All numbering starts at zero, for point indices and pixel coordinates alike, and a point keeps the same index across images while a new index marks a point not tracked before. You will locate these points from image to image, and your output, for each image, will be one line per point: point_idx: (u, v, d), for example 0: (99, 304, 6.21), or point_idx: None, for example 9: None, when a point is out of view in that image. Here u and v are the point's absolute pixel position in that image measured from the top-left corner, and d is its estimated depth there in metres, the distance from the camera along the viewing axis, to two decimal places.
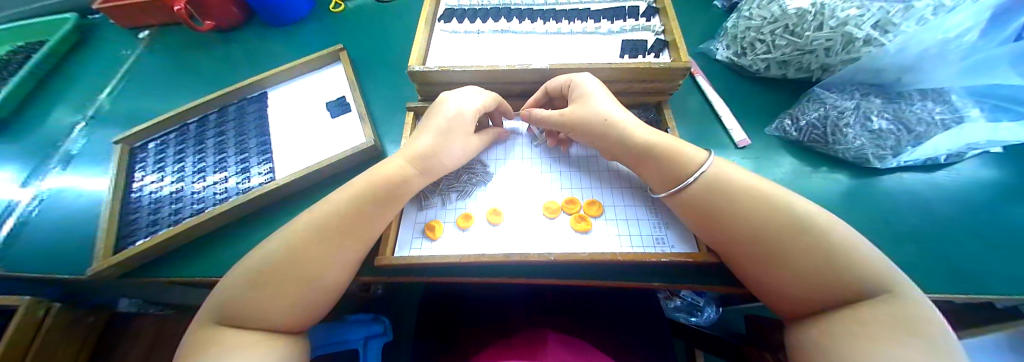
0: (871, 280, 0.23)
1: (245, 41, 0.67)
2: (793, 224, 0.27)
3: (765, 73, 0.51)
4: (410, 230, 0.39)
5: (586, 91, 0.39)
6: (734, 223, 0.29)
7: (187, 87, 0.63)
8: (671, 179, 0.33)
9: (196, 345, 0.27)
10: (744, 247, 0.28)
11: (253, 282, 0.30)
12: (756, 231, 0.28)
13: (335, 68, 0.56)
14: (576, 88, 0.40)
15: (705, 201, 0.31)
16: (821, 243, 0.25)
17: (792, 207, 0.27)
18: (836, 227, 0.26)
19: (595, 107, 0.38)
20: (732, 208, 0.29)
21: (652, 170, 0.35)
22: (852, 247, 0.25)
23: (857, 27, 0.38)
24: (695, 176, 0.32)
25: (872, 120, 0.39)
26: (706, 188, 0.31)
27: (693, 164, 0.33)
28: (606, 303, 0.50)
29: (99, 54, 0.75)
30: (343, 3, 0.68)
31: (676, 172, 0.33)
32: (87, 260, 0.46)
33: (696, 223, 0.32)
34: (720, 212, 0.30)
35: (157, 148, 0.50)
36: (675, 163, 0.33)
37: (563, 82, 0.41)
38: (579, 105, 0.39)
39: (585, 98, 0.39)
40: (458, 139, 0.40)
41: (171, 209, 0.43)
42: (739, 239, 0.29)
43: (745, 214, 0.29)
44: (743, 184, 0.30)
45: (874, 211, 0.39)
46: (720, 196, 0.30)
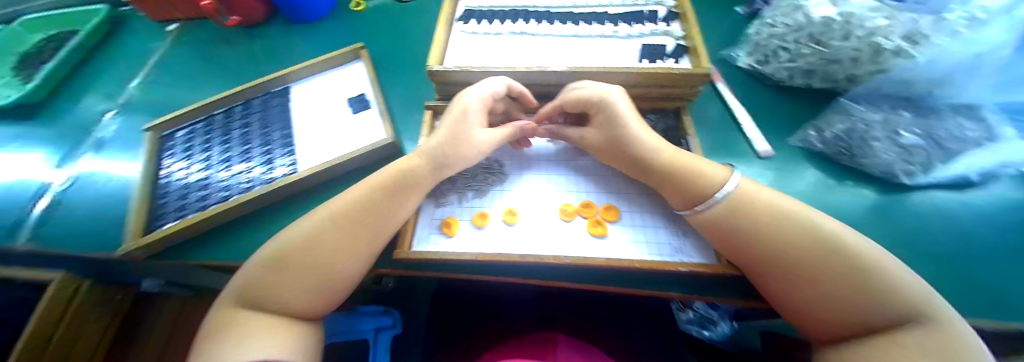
0: (908, 302, 0.23)
1: (269, 36, 0.69)
2: (822, 248, 0.26)
3: (788, 82, 0.50)
4: (427, 227, 0.40)
5: (613, 108, 0.38)
6: (758, 244, 0.29)
7: (212, 79, 0.65)
8: (693, 199, 0.33)
9: (220, 326, 0.28)
10: (767, 267, 0.28)
11: (276, 271, 0.31)
12: (782, 253, 0.27)
13: (357, 65, 0.57)
14: (601, 103, 0.39)
15: (729, 221, 0.31)
16: (852, 265, 0.25)
17: (818, 230, 0.27)
18: (865, 248, 0.26)
19: (621, 125, 0.37)
20: (755, 229, 0.29)
21: (673, 191, 0.34)
22: (884, 269, 0.24)
23: (886, 38, 0.37)
24: (716, 197, 0.32)
25: (900, 134, 0.38)
26: (727, 210, 0.31)
27: (715, 183, 0.32)
28: (618, 310, 0.50)
29: (129, 45, 0.78)
30: (365, 2, 0.69)
31: (698, 192, 0.33)
32: (115, 242, 0.48)
33: (719, 245, 0.31)
34: (745, 233, 0.29)
35: (186, 137, 0.52)
36: (696, 181, 0.33)
37: (579, 92, 0.40)
38: (604, 123, 0.39)
39: (610, 116, 0.38)
40: (473, 132, 0.39)
41: (198, 196, 0.44)
42: (763, 259, 0.28)
43: (769, 235, 0.28)
44: (765, 204, 0.30)
45: (902, 227, 0.38)
46: (741, 216, 0.30)
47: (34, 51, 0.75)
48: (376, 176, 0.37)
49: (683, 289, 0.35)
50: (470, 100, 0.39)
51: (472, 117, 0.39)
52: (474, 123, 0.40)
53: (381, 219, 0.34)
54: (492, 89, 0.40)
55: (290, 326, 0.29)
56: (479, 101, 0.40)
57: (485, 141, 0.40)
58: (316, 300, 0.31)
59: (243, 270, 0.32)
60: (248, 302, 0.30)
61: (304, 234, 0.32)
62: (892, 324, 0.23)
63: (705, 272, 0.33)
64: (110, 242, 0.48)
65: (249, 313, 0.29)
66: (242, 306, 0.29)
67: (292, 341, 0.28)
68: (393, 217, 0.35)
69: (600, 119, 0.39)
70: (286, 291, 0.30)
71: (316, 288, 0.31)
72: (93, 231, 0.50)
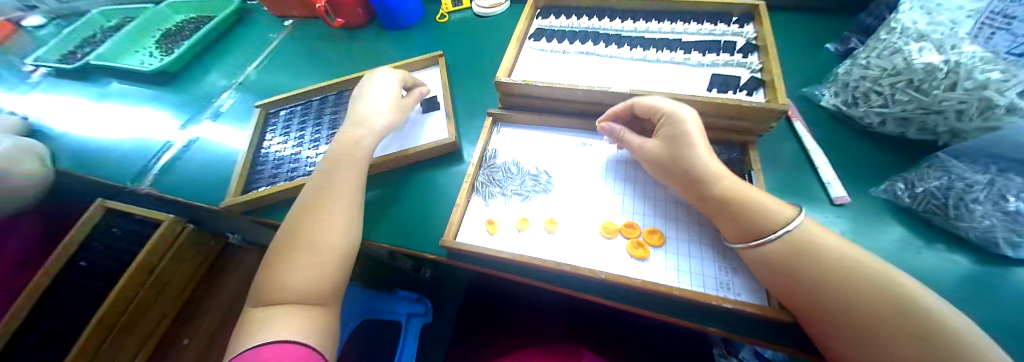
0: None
1: (361, 37, 0.78)
2: (897, 301, 0.25)
3: (878, 128, 0.47)
4: (477, 225, 0.43)
5: (683, 125, 0.37)
6: (818, 290, 0.28)
7: (312, 71, 0.75)
8: (757, 232, 0.32)
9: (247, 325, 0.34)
10: (827, 316, 0.27)
11: (279, 270, 0.36)
12: (845, 303, 0.26)
13: (433, 70, 0.63)
14: (671, 118, 0.38)
15: (788, 258, 0.30)
16: (928, 329, 0.23)
17: (892, 281, 0.26)
18: (948, 316, 0.24)
19: (687, 143, 0.37)
20: (817, 273, 0.28)
21: (731, 219, 0.33)
22: (968, 334, 0.23)
23: (999, 93, 0.34)
24: (778, 234, 0.31)
25: (1008, 200, 0.33)
26: (789, 250, 0.30)
27: (779, 222, 0.31)
28: (650, 339, 0.48)
29: (250, 34, 0.93)
30: (448, 14, 0.76)
31: (762, 228, 0.32)
32: (219, 196, 0.57)
33: (774, 281, 0.30)
34: (807, 272, 0.28)
35: (285, 116, 0.60)
36: (758, 216, 0.32)
37: (653, 105, 0.40)
38: (668, 138, 0.38)
39: (677, 133, 0.38)
40: (376, 90, 0.50)
41: (289, 167, 0.52)
42: (823, 306, 0.27)
43: (834, 282, 0.27)
44: (832, 252, 0.29)
45: (1007, 308, 0.32)
46: (804, 259, 0.29)
47: (173, 30, 0.93)
48: None
49: (722, 325, 0.35)
50: (387, 76, 0.52)
51: (387, 90, 0.50)
52: (378, 84, 0.51)
53: None
54: (405, 75, 0.54)
55: (300, 314, 0.33)
56: (394, 80, 0.52)
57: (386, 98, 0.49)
58: (318, 289, 0.35)
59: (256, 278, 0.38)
60: (261, 300, 0.35)
61: (299, 229, 0.38)
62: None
63: (752, 312, 0.32)
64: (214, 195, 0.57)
65: (263, 309, 0.34)
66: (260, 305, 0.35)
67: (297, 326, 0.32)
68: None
69: (666, 133, 0.39)
70: (287, 287, 0.34)
71: (316, 275, 0.35)
72: (202, 184, 0.60)
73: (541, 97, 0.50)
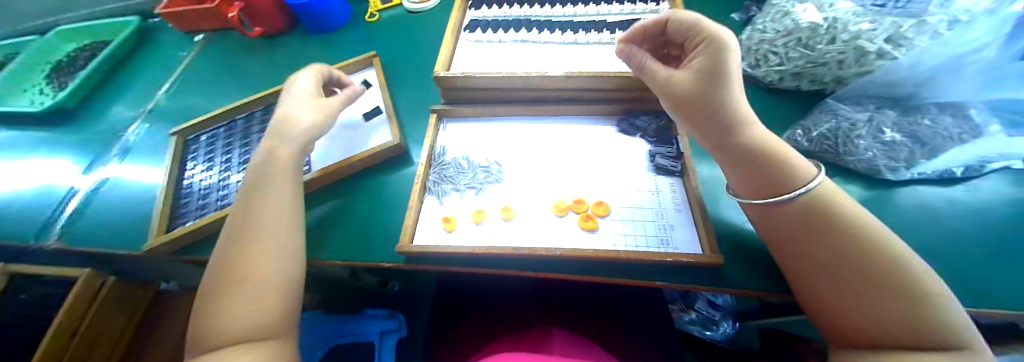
0: (947, 332, 0.22)
1: (287, 45, 0.73)
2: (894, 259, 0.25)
3: (778, 84, 0.52)
4: (431, 224, 0.42)
5: (729, 54, 0.31)
6: (814, 246, 0.28)
7: (234, 87, 0.69)
8: (778, 177, 0.31)
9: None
10: (818, 270, 0.27)
11: (217, 307, 0.32)
12: (838, 260, 0.26)
13: (368, 73, 0.60)
14: (717, 42, 0.32)
15: (804, 207, 0.29)
16: (909, 288, 0.23)
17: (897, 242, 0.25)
18: (930, 277, 0.24)
19: (729, 77, 0.31)
20: (821, 232, 0.28)
21: (750, 169, 0.32)
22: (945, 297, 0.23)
23: (869, 41, 0.39)
24: (806, 187, 0.29)
25: (884, 131, 0.39)
26: (798, 211, 0.29)
27: (802, 180, 0.30)
28: (614, 305, 0.51)
29: (157, 55, 0.83)
30: (377, 13, 0.73)
31: (783, 176, 0.30)
32: (141, 239, 0.51)
33: (785, 227, 0.30)
34: (818, 221, 0.28)
35: (207, 141, 0.55)
36: (781, 172, 0.31)
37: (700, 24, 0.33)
38: (704, 67, 0.32)
39: (721, 62, 0.31)
40: (303, 97, 0.44)
41: (218, 195, 0.48)
42: (815, 262, 0.28)
43: (834, 240, 0.27)
44: (847, 212, 0.27)
45: (888, 225, 0.39)
46: (813, 219, 0.28)
47: (65, 61, 0.80)
48: None
49: (671, 280, 0.37)
50: (302, 82, 0.46)
51: (307, 91, 0.45)
52: (300, 87, 0.45)
53: None
54: (314, 68, 0.48)
55: (249, 349, 0.30)
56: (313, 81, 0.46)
57: (327, 103, 0.46)
58: (271, 318, 0.32)
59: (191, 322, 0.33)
60: (204, 346, 0.30)
61: (231, 260, 0.34)
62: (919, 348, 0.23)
63: (691, 262, 0.35)
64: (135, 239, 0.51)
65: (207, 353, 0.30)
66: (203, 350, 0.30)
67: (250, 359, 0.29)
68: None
69: (705, 61, 0.32)
70: (231, 323, 0.31)
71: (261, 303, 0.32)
72: (118, 230, 0.53)
73: (481, 89, 0.50)
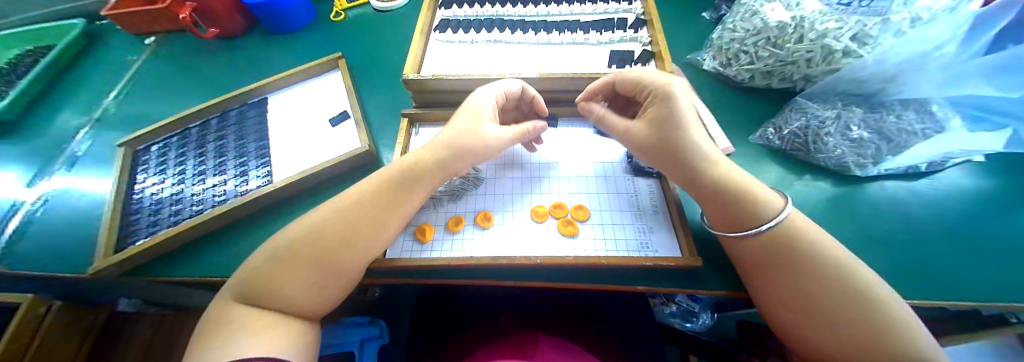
0: (916, 354, 0.23)
1: (249, 47, 0.69)
2: (855, 291, 0.26)
3: (749, 82, 0.52)
4: (401, 234, 0.40)
5: (676, 102, 0.35)
6: (781, 275, 0.29)
7: (190, 92, 0.65)
8: (745, 214, 0.31)
9: (220, 321, 0.28)
10: (786, 300, 0.28)
11: (274, 267, 0.30)
12: (806, 288, 0.27)
13: (335, 75, 0.58)
14: (663, 94, 0.36)
15: (771, 243, 0.30)
16: (874, 313, 0.24)
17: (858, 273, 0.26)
18: (893, 307, 0.25)
19: (682, 122, 0.35)
20: (788, 262, 0.28)
21: (715, 203, 0.33)
22: (908, 325, 0.24)
23: (836, 40, 0.39)
24: (771, 223, 0.30)
25: (852, 129, 0.40)
26: (767, 241, 0.30)
27: (766, 213, 0.31)
28: (596, 307, 0.51)
29: (106, 60, 0.77)
30: (343, 12, 0.71)
31: (750, 211, 0.31)
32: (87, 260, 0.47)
33: (753, 260, 0.31)
34: (783, 256, 0.29)
35: (160, 151, 0.51)
36: (744, 203, 0.32)
37: (647, 82, 0.38)
38: (657, 117, 0.36)
39: (670, 111, 0.35)
40: (483, 125, 0.39)
41: (170, 210, 0.44)
42: (783, 291, 0.28)
43: (800, 269, 0.28)
44: (811, 239, 0.29)
45: (857, 220, 0.40)
46: (781, 248, 0.29)
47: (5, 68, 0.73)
48: (364, 183, 0.37)
49: (653, 282, 0.37)
50: (480, 98, 0.40)
51: (483, 116, 0.40)
52: (475, 110, 0.40)
53: (370, 238, 0.33)
54: (505, 88, 0.41)
55: (287, 324, 0.29)
56: (489, 102, 0.40)
57: (496, 136, 0.39)
58: (317, 304, 0.31)
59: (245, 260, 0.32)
60: (250, 298, 0.29)
61: (302, 237, 0.32)
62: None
63: (671, 265, 0.35)
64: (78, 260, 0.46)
65: (246, 307, 0.29)
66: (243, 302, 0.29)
67: (285, 339, 0.27)
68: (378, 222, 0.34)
69: (656, 112, 0.36)
70: (282, 289, 0.29)
71: (315, 277, 0.31)
72: (60, 251, 0.48)
73: (453, 91, 0.48)
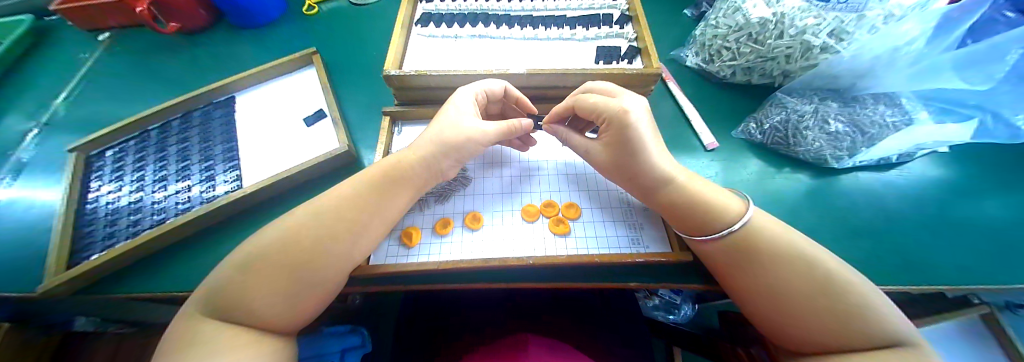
0: (879, 330, 0.24)
1: (216, 43, 0.65)
2: (814, 284, 0.26)
3: (731, 79, 0.53)
4: (386, 240, 0.38)
5: (630, 128, 0.34)
6: (745, 273, 0.29)
7: (150, 92, 0.60)
8: (705, 225, 0.32)
9: (183, 338, 0.25)
10: (754, 297, 0.29)
11: (247, 277, 0.28)
12: (769, 282, 0.28)
13: (309, 72, 0.55)
14: (615, 121, 0.35)
15: (731, 250, 0.31)
16: (835, 299, 0.25)
17: (815, 265, 0.27)
18: (852, 291, 0.26)
19: (637, 149, 0.34)
20: (749, 259, 0.29)
21: (677, 220, 0.34)
22: (870, 308, 0.25)
23: (815, 36, 0.40)
24: (729, 230, 0.31)
25: (829, 123, 0.42)
26: (728, 242, 0.31)
27: (724, 220, 0.31)
28: (585, 305, 0.51)
29: (55, 58, 0.71)
30: (317, 6, 0.68)
31: (710, 221, 0.32)
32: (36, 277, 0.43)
33: (718, 266, 0.32)
34: (743, 260, 0.30)
35: (116, 156, 0.47)
36: (705, 211, 0.32)
37: (600, 108, 0.36)
38: (613, 144, 0.36)
39: (626, 138, 0.34)
40: (463, 119, 0.38)
41: (129, 220, 0.41)
42: (750, 288, 0.29)
43: (762, 265, 0.29)
44: (767, 234, 0.30)
45: (835, 211, 0.41)
46: (741, 247, 0.30)
47: None
48: (344, 187, 0.35)
49: (643, 279, 0.37)
50: (460, 96, 0.39)
51: (464, 113, 0.39)
52: (457, 110, 0.39)
53: (353, 245, 0.32)
54: (486, 87, 0.40)
55: (259, 340, 0.26)
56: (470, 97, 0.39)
57: (478, 130, 0.38)
58: (293, 315, 0.29)
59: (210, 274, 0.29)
60: (218, 311, 0.27)
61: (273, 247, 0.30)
62: (863, 350, 0.24)
63: (661, 261, 0.35)
64: (26, 277, 0.42)
65: (213, 320, 0.26)
66: (209, 315, 0.27)
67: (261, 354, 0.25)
68: (361, 227, 0.32)
69: (611, 139, 0.36)
70: (256, 301, 0.27)
71: (290, 288, 0.29)
72: None
73: (436, 88, 0.46)
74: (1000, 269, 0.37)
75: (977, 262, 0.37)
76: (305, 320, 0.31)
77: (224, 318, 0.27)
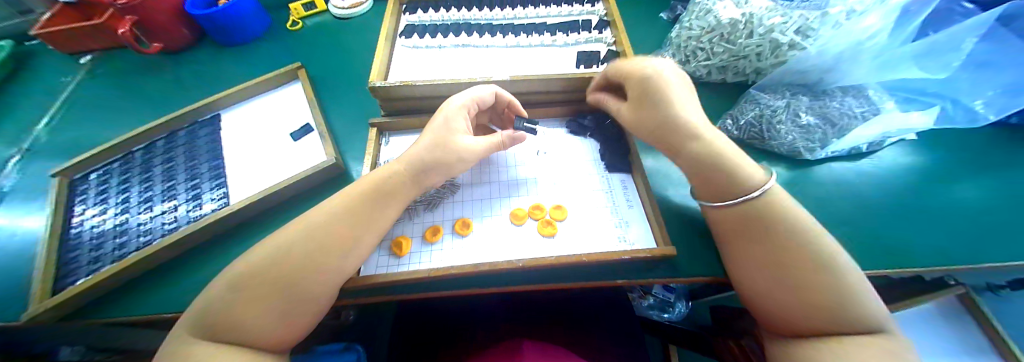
0: (865, 313, 0.25)
1: (200, 62, 0.65)
2: (818, 262, 0.27)
3: (707, 78, 0.54)
4: (376, 250, 0.38)
5: (655, 85, 0.36)
6: (757, 245, 0.30)
7: (134, 113, 0.60)
8: (733, 189, 0.32)
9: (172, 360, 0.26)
10: (759, 268, 0.29)
11: (237, 294, 0.29)
12: (779, 258, 0.28)
13: (295, 87, 0.56)
14: (638, 78, 0.37)
15: (750, 218, 0.31)
16: (832, 278, 0.26)
17: (822, 246, 0.28)
18: (847, 274, 0.27)
19: (662, 98, 0.35)
20: (767, 230, 0.29)
21: (706, 178, 0.34)
22: (858, 291, 0.26)
23: (782, 34, 0.43)
24: (756, 195, 0.31)
25: (801, 116, 0.44)
26: (750, 214, 0.31)
27: (754, 185, 0.31)
28: (578, 306, 0.52)
29: (34, 82, 0.70)
30: (301, 21, 0.68)
31: (739, 185, 0.32)
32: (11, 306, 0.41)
33: (732, 233, 0.32)
34: (759, 229, 0.30)
35: (100, 179, 0.47)
36: (737, 180, 0.32)
37: (632, 67, 0.38)
38: (640, 98, 0.37)
39: (654, 91, 0.36)
40: (456, 136, 0.39)
41: (115, 243, 0.40)
42: (757, 259, 0.29)
43: (778, 240, 0.29)
44: (789, 211, 0.30)
45: (813, 202, 0.43)
46: (762, 219, 0.30)
47: None
48: (333, 199, 0.35)
49: (630, 276, 0.37)
50: (451, 107, 0.40)
51: (457, 124, 0.39)
52: (450, 120, 0.39)
53: (343, 256, 0.32)
54: (478, 95, 0.41)
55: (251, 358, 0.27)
56: (463, 107, 0.40)
57: (470, 147, 0.39)
58: (285, 333, 0.29)
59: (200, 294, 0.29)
60: (207, 331, 0.27)
61: (264, 264, 0.30)
62: (846, 333, 0.25)
63: (647, 257, 0.35)
64: (6, 306, 0.41)
65: (202, 341, 0.27)
66: (199, 336, 0.27)
67: None
68: (350, 237, 0.33)
69: (636, 96, 0.38)
70: (246, 319, 0.28)
71: (280, 304, 0.29)
72: None
73: (421, 97, 0.47)
74: (970, 250, 0.38)
75: (951, 244, 0.39)
76: (297, 337, 0.31)
77: (212, 339, 0.27)
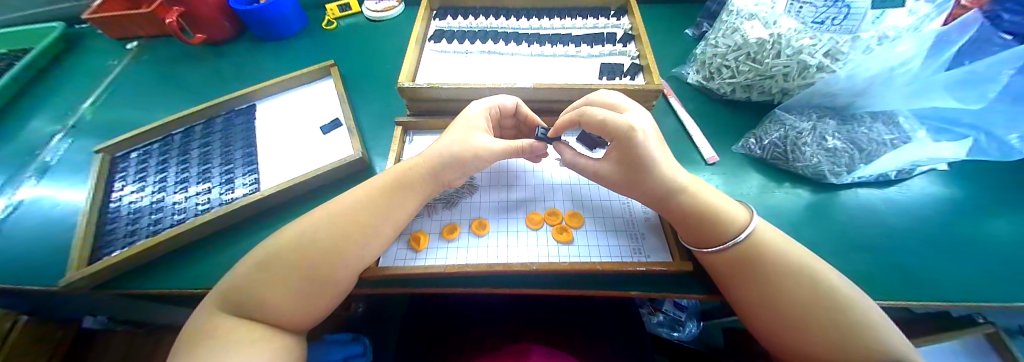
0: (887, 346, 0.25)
1: (237, 54, 0.69)
2: (817, 301, 0.27)
3: (731, 96, 0.55)
4: (396, 243, 0.39)
5: (639, 147, 0.33)
6: (748, 290, 0.30)
7: (173, 99, 0.63)
8: (717, 237, 0.33)
9: (202, 334, 0.27)
10: (760, 311, 0.30)
11: (265, 277, 0.30)
12: (777, 298, 0.29)
13: (326, 82, 0.58)
14: (621, 137, 0.33)
15: (738, 263, 0.31)
16: (837, 315, 0.26)
17: (816, 282, 0.28)
18: (851, 307, 0.27)
19: (649, 164, 0.33)
20: (758, 273, 0.30)
21: (693, 230, 0.34)
22: (870, 321, 0.26)
23: (811, 56, 0.42)
24: (736, 240, 0.32)
25: (827, 140, 0.43)
26: (731, 260, 0.32)
27: (733, 228, 0.32)
28: (588, 317, 0.51)
29: (83, 64, 0.75)
30: (335, 21, 0.71)
31: (720, 233, 0.33)
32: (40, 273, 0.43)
33: (726, 279, 0.32)
34: (749, 274, 0.30)
35: (140, 158, 0.50)
36: (712, 227, 0.33)
37: (606, 121, 0.34)
38: (623, 160, 0.35)
39: (635, 156, 0.33)
40: (474, 135, 0.39)
41: (150, 219, 0.42)
42: (754, 304, 0.30)
43: (770, 281, 0.29)
44: (772, 250, 0.31)
45: (836, 227, 0.42)
46: (748, 262, 0.31)
47: None
48: (359, 191, 0.36)
49: (645, 288, 0.37)
50: (473, 111, 0.40)
51: (477, 124, 0.40)
52: (470, 122, 0.40)
53: (363, 247, 0.32)
54: (499, 101, 0.42)
55: (272, 339, 0.28)
56: (483, 111, 0.41)
57: (485, 145, 0.38)
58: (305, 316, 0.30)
59: (231, 274, 0.31)
60: (235, 308, 0.29)
61: (292, 250, 0.31)
62: None
63: (663, 270, 0.35)
64: (42, 272, 0.43)
65: (231, 318, 0.28)
66: (229, 311, 0.29)
67: (273, 352, 0.27)
68: (373, 229, 0.33)
69: (618, 155, 0.35)
70: (273, 301, 0.29)
71: (302, 290, 0.30)
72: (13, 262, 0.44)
73: (446, 99, 0.48)
74: (1010, 286, 0.36)
75: (982, 280, 0.37)
76: (314, 323, 0.32)
77: (238, 317, 0.28)
